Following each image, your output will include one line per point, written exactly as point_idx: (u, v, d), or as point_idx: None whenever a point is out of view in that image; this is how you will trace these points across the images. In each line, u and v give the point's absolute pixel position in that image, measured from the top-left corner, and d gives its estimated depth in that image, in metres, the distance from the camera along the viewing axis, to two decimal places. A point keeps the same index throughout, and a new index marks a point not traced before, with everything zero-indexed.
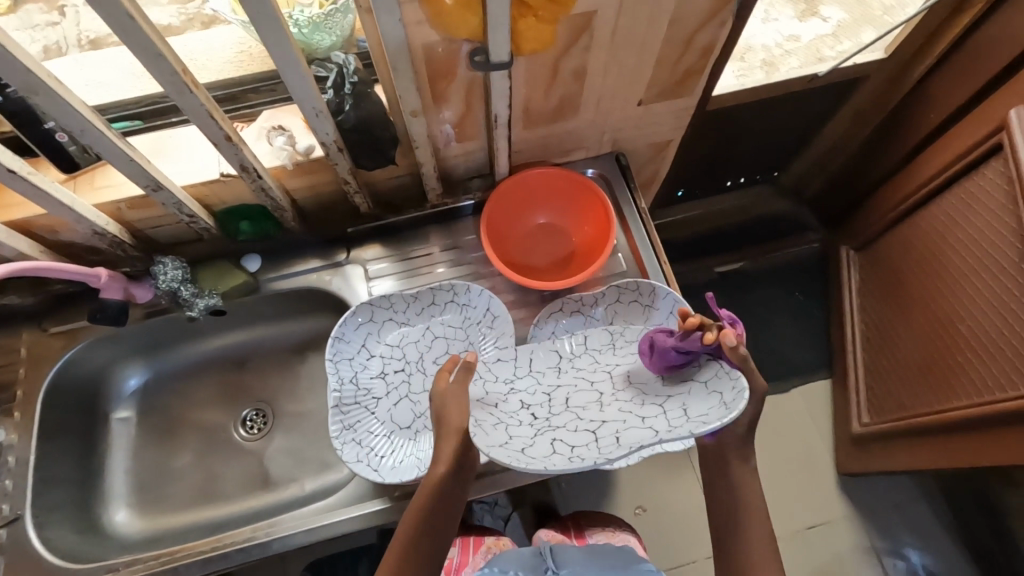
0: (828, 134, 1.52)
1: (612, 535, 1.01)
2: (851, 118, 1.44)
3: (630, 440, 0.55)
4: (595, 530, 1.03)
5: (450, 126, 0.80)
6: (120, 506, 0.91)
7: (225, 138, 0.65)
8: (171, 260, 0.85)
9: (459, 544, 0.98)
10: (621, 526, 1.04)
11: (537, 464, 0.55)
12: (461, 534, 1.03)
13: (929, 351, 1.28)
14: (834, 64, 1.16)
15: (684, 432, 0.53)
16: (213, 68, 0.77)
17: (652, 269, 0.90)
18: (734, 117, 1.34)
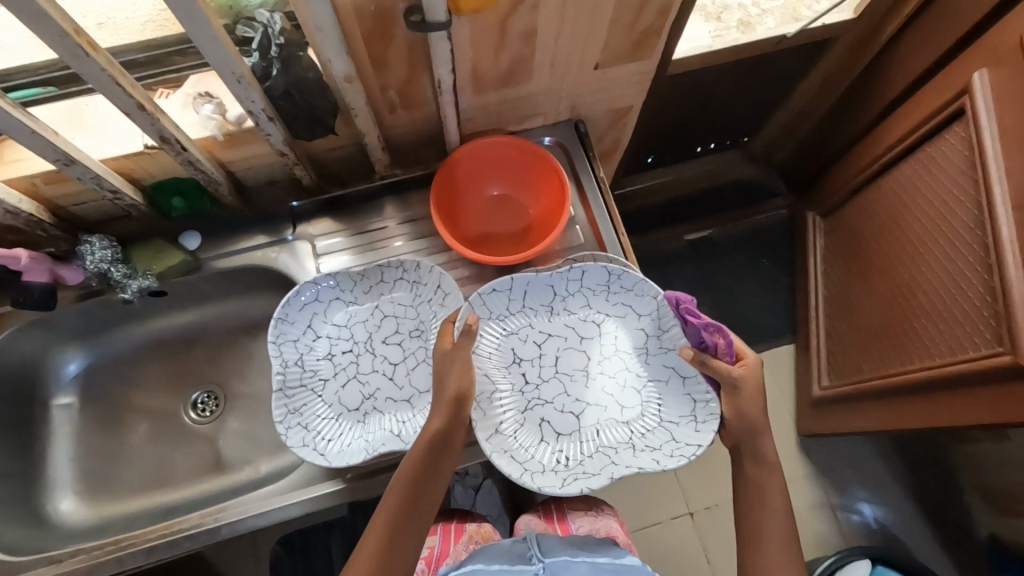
0: (797, 98, 1.51)
1: (596, 519, 0.93)
2: (821, 81, 1.43)
3: (615, 432, 0.79)
4: (578, 512, 0.95)
5: (394, 92, 0.75)
6: (65, 494, 0.88)
7: (137, 107, 0.60)
8: (99, 240, 0.80)
9: (439, 531, 0.91)
10: (603, 507, 0.96)
11: (554, 455, 0.78)
12: (440, 518, 0.95)
13: (886, 316, 1.30)
14: (809, 23, 1.15)
15: (658, 437, 0.78)
16: (133, 29, 0.71)
17: (609, 241, 0.88)
18: (700, 81, 1.30)
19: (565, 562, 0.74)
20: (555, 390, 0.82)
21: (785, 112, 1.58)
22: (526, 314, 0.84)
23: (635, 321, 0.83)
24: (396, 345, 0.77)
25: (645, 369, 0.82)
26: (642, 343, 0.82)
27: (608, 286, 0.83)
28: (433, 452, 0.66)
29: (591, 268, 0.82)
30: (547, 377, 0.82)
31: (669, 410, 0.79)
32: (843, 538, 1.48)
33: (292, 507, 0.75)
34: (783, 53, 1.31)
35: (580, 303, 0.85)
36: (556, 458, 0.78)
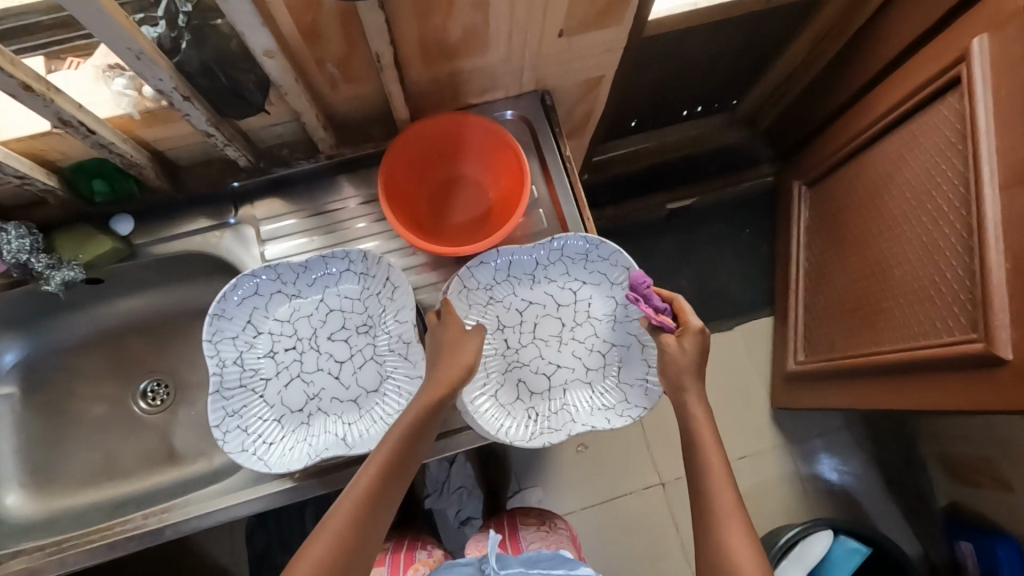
0: (787, 59, 1.42)
1: (546, 534, 1.03)
2: (812, 42, 1.34)
3: (578, 391, 0.78)
4: (530, 529, 1.06)
5: (331, 66, 0.68)
6: (10, 488, 0.86)
7: (21, 88, 0.52)
8: (15, 226, 0.72)
9: (389, 561, 0.97)
10: (556, 523, 1.07)
11: (516, 411, 0.77)
12: (390, 550, 1.01)
13: (863, 292, 1.27)
14: None
15: (616, 397, 0.77)
16: None
17: (574, 226, 0.83)
18: (683, 42, 1.21)
19: (519, 575, 0.81)
20: (528, 350, 0.80)
21: (774, 74, 1.50)
22: (510, 282, 0.81)
23: (609, 288, 0.80)
24: (342, 342, 0.73)
25: (613, 333, 0.79)
26: (614, 310, 0.79)
27: (585, 254, 0.79)
28: (394, 466, 0.59)
29: (569, 238, 0.78)
30: (526, 342, 0.80)
31: (628, 371, 0.78)
32: (807, 506, 1.52)
33: (238, 507, 0.72)
34: (773, 12, 1.22)
35: (559, 271, 0.81)
36: (527, 414, 0.77)
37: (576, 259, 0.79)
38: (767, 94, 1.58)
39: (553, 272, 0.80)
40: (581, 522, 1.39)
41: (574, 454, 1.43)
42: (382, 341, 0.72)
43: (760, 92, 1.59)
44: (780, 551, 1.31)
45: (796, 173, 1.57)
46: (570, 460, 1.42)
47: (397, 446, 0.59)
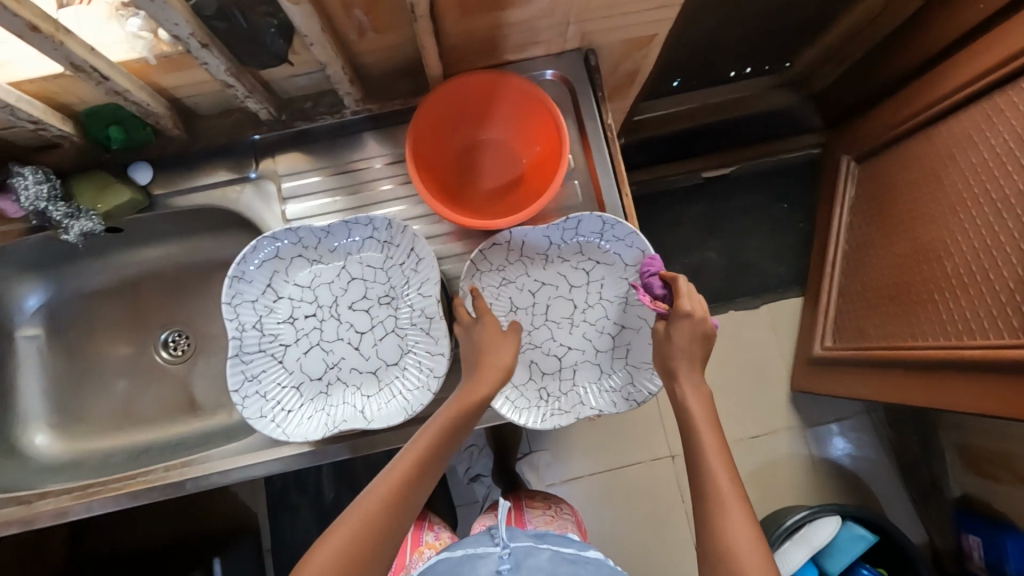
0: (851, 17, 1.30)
1: (551, 518, 1.03)
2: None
3: (588, 375, 0.74)
4: (536, 512, 1.06)
5: (359, 13, 0.62)
6: (37, 428, 0.87)
7: (28, 29, 0.48)
8: (32, 172, 0.71)
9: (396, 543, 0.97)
10: (562, 507, 1.08)
11: (525, 395, 0.73)
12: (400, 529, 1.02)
13: (901, 279, 1.20)
14: None
15: (626, 382, 0.73)
16: None
17: (611, 202, 0.78)
18: None
19: (529, 549, 0.76)
20: (541, 332, 0.76)
21: (835, 33, 1.37)
22: (521, 262, 0.76)
23: (623, 269, 0.75)
24: (363, 312, 0.71)
25: (624, 315, 0.75)
26: (627, 292, 0.75)
27: (599, 235, 0.74)
28: (429, 459, 0.60)
29: (584, 218, 0.72)
30: (537, 324, 0.76)
31: (638, 353, 0.73)
32: (816, 488, 1.51)
33: (257, 467, 0.73)
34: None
35: (573, 251, 0.76)
36: (538, 396, 0.74)
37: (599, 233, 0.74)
38: (824, 54, 1.45)
39: (569, 246, 0.76)
40: (588, 488, 1.41)
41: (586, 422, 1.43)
42: (403, 314, 0.70)
43: (815, 52, 1.46)
44: (787, 530, 1.29)
45: (845, 145, 1.46)
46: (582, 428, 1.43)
47: (434, 439, 0.61)
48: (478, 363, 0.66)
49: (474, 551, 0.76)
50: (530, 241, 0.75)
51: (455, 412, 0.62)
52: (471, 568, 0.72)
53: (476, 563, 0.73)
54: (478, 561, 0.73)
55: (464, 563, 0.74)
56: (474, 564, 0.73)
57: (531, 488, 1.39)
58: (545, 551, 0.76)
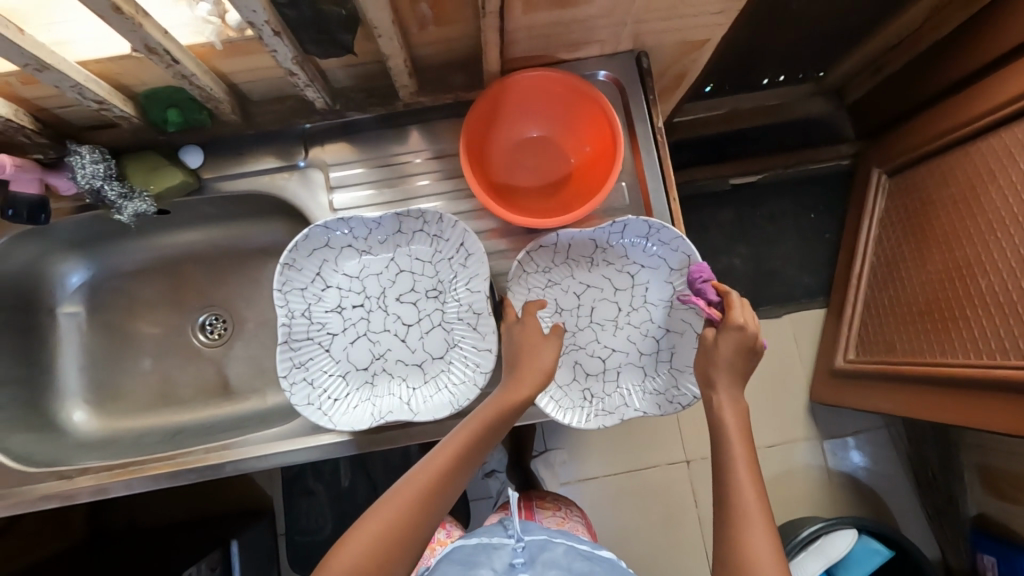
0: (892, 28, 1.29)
1: (563, 520, 0.99)
2: None
3: (632, 377, 0.75)
4: (546, 512, 1.01)
5: (425, 6, 0.62)
6: (75, 405, 0.88)
7: (111, 10, 0.49)
8: (89, 150, 0.72)
9: None
10: (572, 509, 1.03)
11: (570, 396, 0.74)
12: None
13: (934, 294, 1.18)
14: None
15: (671, 384, 0.73)
16: None
17: (659, 205, 0.77)
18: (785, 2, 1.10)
19: (542, 543, 0.73)
20: (585, 334, 0.76)
21: (875, 44, 1.36)
22: (567, 264, 0.76)
23: (668, 273, 0.75)
24: (411, 304, 0.72)
25: (669, 319, 0.75)
26: (672, 295, 0.75)
27: (645, 239, 0.74)
28: (464, 460, 0.59)
29: (631, 222, 0.73)
30: (582, 325, 0.76)
31: (682, 357, 0.73)
32: (831, 500, 1.50)
33: (296, 453, 0.73)
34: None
35: (618, 254, 0.76)
36: (582, 396, 0.74)
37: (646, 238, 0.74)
38: (861, 64, 1.44)
39: (615, 249, 0.76)
40: (602, 488, 1.41)
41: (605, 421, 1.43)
42: (450, 308, 0.71)
43: (852, 62, 1.45)
44: (802, 542, 1.27)
45: (876, 157, 1.45)
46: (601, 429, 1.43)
47: (471, 440, 0.60)
48: (516, 364, 0.65)
49: (488, 541, 0.74)
50: (577, 245, 0.75)
51: (494, 414, 0.61)
52: (486, 559, 0.70)
53: (491, 555, 0.70)
54: (493, 553, 0.71)
55: (478, 553, 0.71)
56: (488, 556, 0.70)
57: (546, 486, 1.39)
58: (559, 545, 0.73)
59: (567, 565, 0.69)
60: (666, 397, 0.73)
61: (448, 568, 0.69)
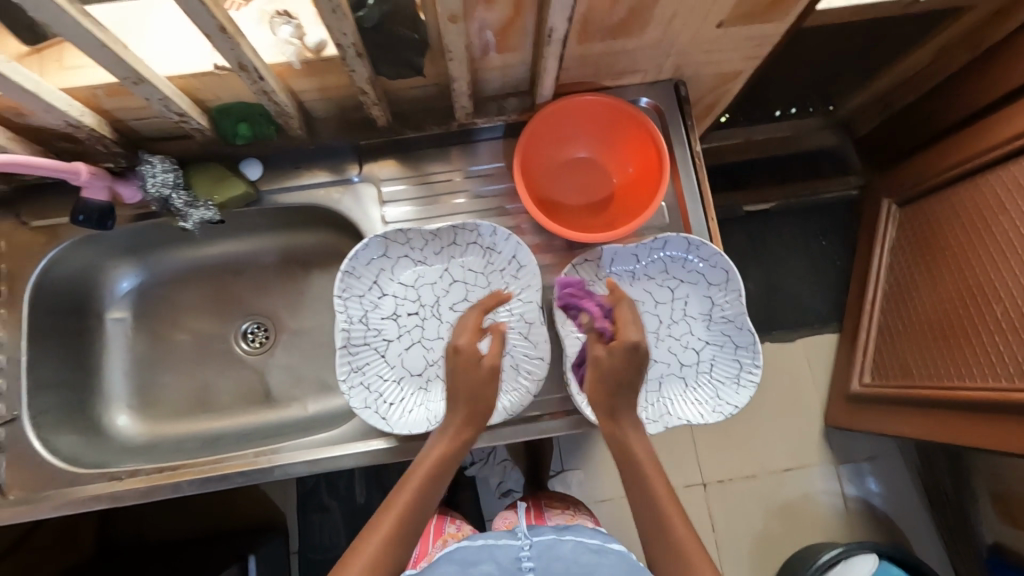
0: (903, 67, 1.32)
1: (572, 517, 0.96)
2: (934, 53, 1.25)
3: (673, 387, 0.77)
4: (555, 510, 0.98)
5: (491, 33, 0.66)
6: (120, 409, 0.90)
7: (218, 29, 0.53)
8: (161, 161, 0.76)
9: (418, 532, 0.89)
10: (581, 507, 1.01)
11: None
12: None
13: (948, 318, 1.21)
14: None
15: (710, 395, 0.76)
16: None
17: (698, 225, 0.81)
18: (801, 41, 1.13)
19: (550, 540, 0.64)
20: None
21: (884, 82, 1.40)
22: (610, 278, 0.80)
23: (706, 288, 0.78)
24: (463, 313, 0.75)
25: (709, 332, 0.78)
26: (710, 309, 0.78)
27: (685, 254, 0.78)
28: (407, 520, 0.58)
29: (671, 239, 0.77)
30: None
31: (721, 369, 0.76)
32: (845, 525, 1.50)
33: (345, 458, 0.75)
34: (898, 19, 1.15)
35: (658, 269, 0.79)
36: None
37: (687, 253, 0.77)
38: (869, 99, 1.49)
39: (657, 265, 0.79)
40: (617, 509, 1.40)
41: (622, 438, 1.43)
42: (502, 317, 0.75)
43: (862, 98, 1.48)
44: (822, 566, 1.27)
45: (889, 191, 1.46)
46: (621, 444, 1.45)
47: (411, 497, 0.59)
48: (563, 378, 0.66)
49: (493, 541, 0.65)
50: (620, 260, 0.79)
51: (432, 466, 0.62)
52: (489, 558, 0.62)
53: (494, 553, 0.63)
54: (497, 551, 0.63)
55: (480, 553, 0.62)
56: (490, 553, 0.63)
57: None
58: (570, 541, 0.64)
59: (573, 563, 0.60)
60: (705, 407, 0.75)
61: (444, 567, 0.62)
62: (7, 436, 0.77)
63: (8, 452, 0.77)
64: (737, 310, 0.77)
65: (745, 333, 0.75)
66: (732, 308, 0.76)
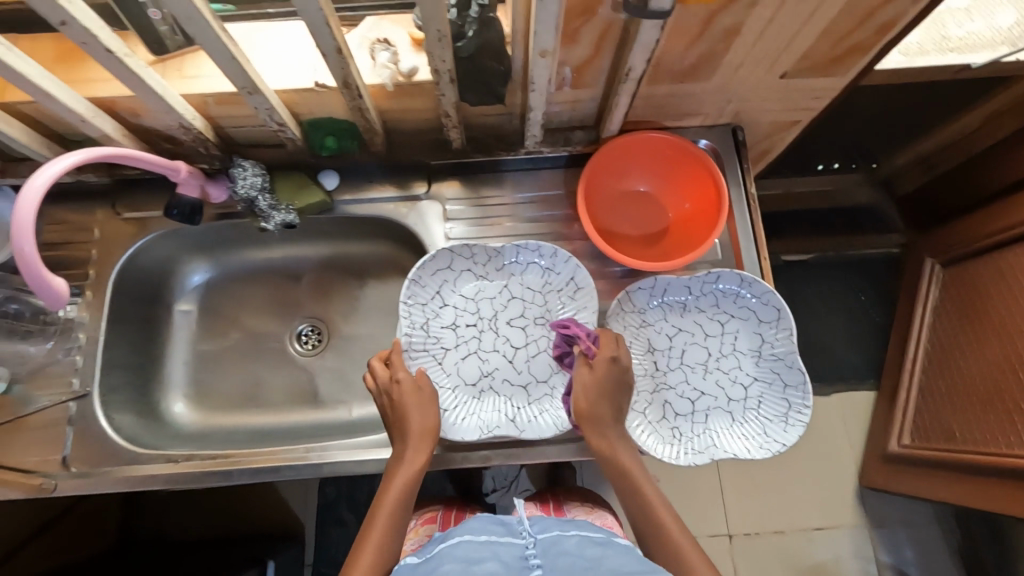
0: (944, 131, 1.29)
1: (592, 509, 0.95)
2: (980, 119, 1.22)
3: (719, 420, 0.78)
4: (574, 504, 0.97)
5: (569, 70, 0.72)
6: (177, 397, 0.94)
7: (336, 50, 0.59)
8: (251, 165, 0.81)
9: (440, 518, 0.90)
10: (600, 501, 0.99)
11: (661, 432, 0.77)
12: (439, 509, 0.94)
13: (994, 383, 1.13)
14: (994, 56, 0.90)
15: (757, 431, 0.76)
16: None
17: (750, 263, 0.83)
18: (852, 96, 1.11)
19: (555, 537, 0.62)
20: (676, 375, 0.80)
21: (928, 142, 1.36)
22: (661, 308, 0.81)
23: (757, 324, 0.79)
24: (519, 329, 0.80)
25: (758, 368, 0.79)
26: (761, 345, 0.79)
27: (738, 290, 0.79)
28: (384, 551, 0.63)
29: (724, 274, 0.78)
30: (673, 366, 0.80)
31: (769, 406, 0.77)
32: None
33: None
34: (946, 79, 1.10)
35: (710, 302, 0.81)
36: (672, 434, 0.77)
37: (741, 289, 0.79)
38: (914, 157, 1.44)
39: (709, 299, 0.81)
40: None
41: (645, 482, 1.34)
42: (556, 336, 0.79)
43: (906, 156, 1.44)
44: None
45: (930, 250, 1.40)
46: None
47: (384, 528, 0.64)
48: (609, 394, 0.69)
49: (498, 540, 0.61)
50: (672, 291, 0.81)
51: (398, 494, 0.66)
52: (493, 556, 0.59)
53: (497, 552, 0.59)
54: (500, 550, 0.60)
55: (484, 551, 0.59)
56: (494, 551, 0.59)
57: None
58: (575, 539, 0.62)
59: (582, 559, 0.58)
60: (752, 443, 0.76)
61: (445, 566, 0.57)
62: (77, 411, 0.81)
63: (75, 425, 0.81)
64: (788, 349, 0.77)
65: (796, 372, 0.76)
66: (783, 346, 0.77)
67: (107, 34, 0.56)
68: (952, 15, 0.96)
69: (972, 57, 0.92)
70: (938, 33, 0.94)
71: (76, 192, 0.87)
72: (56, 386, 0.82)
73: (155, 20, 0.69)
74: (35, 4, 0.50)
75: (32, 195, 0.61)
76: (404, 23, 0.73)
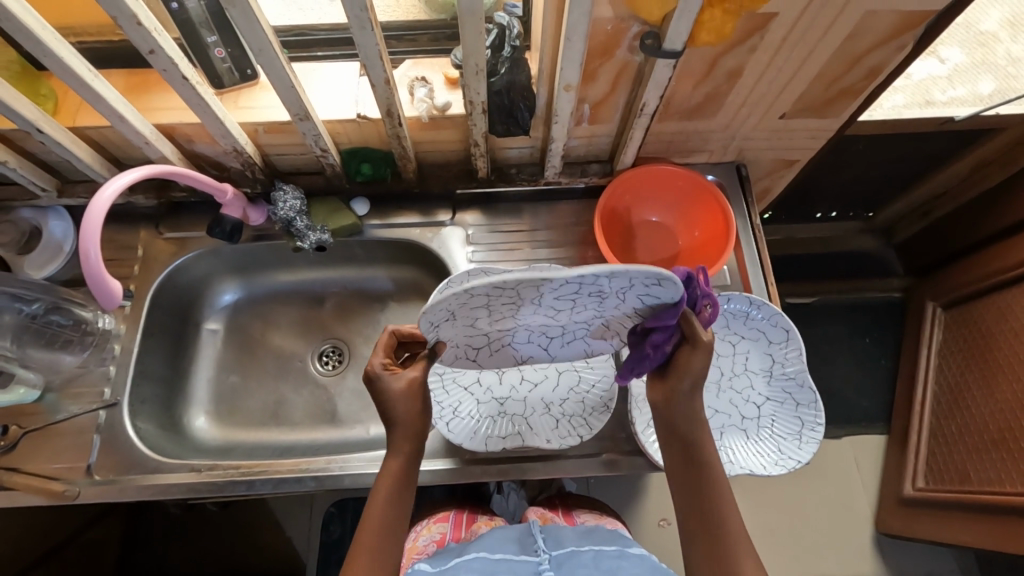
0: (935, 182, 1.34)
1: (600, 515, 0.95)
2: (968, 171, 1.27)
3: (733, 437, 0.80)
4: (582, 509, 0.97)
5: (588, 107, 0.79)
6: (200, 412, 0.96)
7: (384, 80, 0.67)
8: (291, 190, 0.88)
9: (452, 519, 0.92)
10: (607, 510, 0.98)
11: None
12: (453, 509, 0.96)
13: (1011, 422, 1.11)
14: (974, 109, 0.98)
15: (772, 448, 0.79)
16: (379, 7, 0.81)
17: (758, 286, 0.88)
18: (847, 148, 1.16)
19: (569, 551, 0.68)
20: None
21: (918, 195, 1.41)
22: None
23: (767, 345, 0.82)
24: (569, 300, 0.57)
25: (770, 387, 0.82)
26: (771, 365, 0.82)
27: (748, 310, 0.81)
28: (387, 523, 0.64)
29: (734, 297, 0.80)
30: None
31: (782, 424, 0.80)
32: None
33: None
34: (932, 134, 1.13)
35: (721, 324, 0.83)
36: None
37: (753, 310, 0.80)
38: (909, 208, 1.47)
39: (723, 320, 0.83)
40: None
41: (655, 530, 1.27)
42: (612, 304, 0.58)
43: (900, 208, 1.48)
44: None
45: (930, 293, 1.41)
46: (652, 536, 1.26)
47: (386, 502, 0.65)
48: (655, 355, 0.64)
49: (514, 556, 0.68)
50: None
51: (397, 473, 0.66)
52: (510, 571, 0.65)
53: (512, 566, 0.66)
54: (516, 564, 0.66)
55: (500, 564, 0.66)
56: (509, 566, 0.66)
57: None
58: (588, 552, 0.68)
59: (596, 568, 0.65)
60: (767, 460, 0.78)
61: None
62: (105, 419, 0.83)
63: (102, 434, 0.82)
64: (798, 369, 0.80)
65: (809, 391, 0.79)
66: (792, 366, 0.81)
67: (185, 63, 0.64)
68: (934, 82, 1.03)
69: (953, 110, 1.00)
70: (923, 97, 1.01)
71: (123, 212, 0.93)
72: (87, 396, 0.84)
73: (217, 58, 0.78)
74: (130, 35, 0.58)
75: (100, 205, 0.69)
76: (440, 65, 0.81)
